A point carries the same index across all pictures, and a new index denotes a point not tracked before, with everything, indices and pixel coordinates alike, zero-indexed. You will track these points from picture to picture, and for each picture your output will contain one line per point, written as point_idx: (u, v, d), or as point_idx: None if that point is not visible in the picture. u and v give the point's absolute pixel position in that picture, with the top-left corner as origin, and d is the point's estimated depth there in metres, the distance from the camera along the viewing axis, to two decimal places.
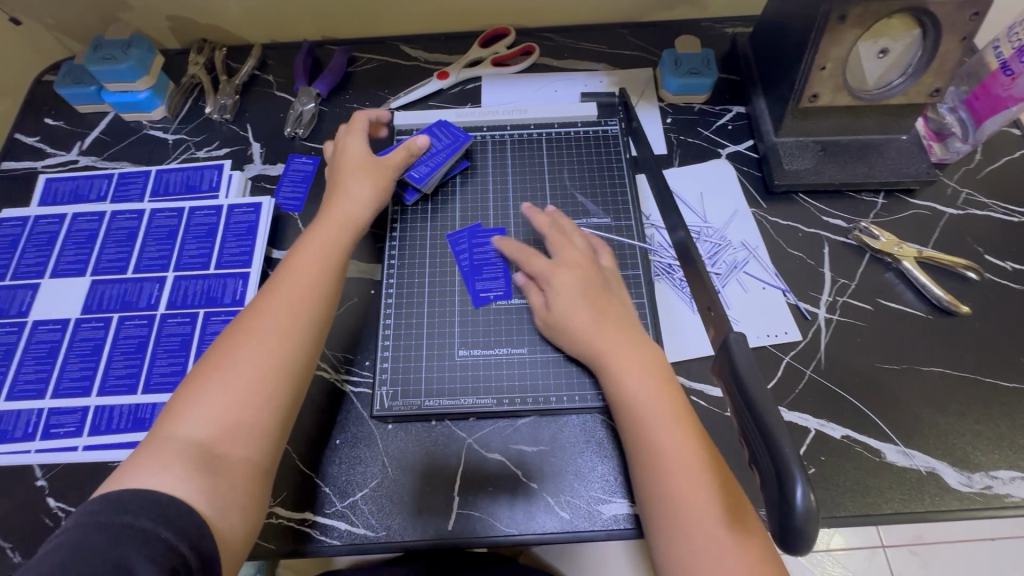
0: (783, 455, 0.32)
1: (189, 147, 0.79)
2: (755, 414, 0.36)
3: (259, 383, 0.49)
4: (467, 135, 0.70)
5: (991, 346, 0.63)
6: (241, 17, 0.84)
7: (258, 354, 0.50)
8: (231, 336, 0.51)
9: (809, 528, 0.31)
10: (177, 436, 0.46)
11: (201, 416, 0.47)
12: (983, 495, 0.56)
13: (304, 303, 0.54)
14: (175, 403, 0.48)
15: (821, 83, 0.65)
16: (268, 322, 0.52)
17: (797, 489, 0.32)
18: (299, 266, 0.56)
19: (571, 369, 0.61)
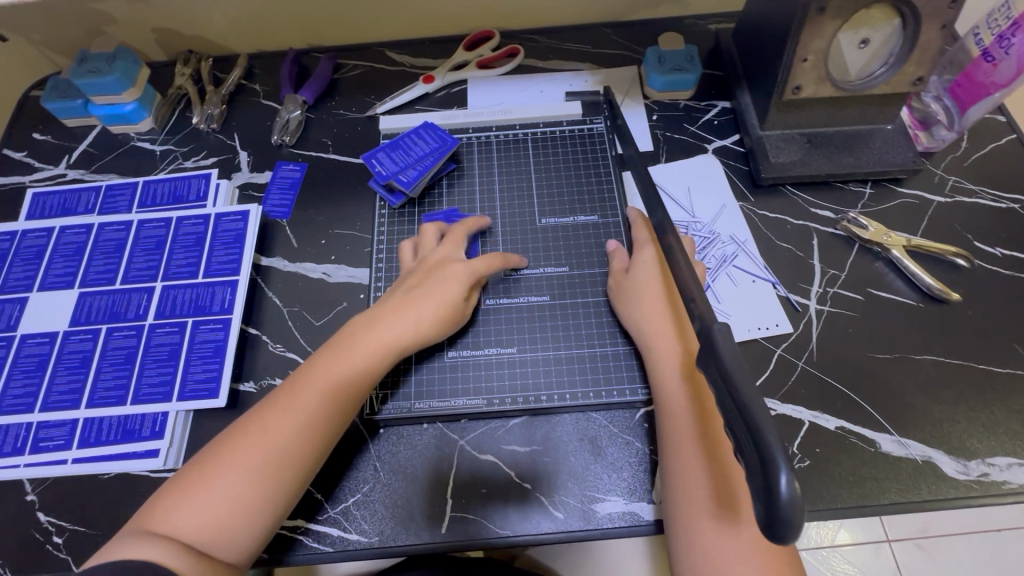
0: (764, 441, 0.31)
1: (177, 158, 0.79)
2: (735, 399, 0.34)
3: (262, 487, 0.50)
4: (454, 139, 0.69)
5: (983, 333, 0.63)
6: (226, 27, 0.84)
7: (272, 454, 0.51)
8: (264, 419, 0.52)
9: (796, 519, 0.30)
10: (188, 497, 0.48)
11: (200, 506, 0.48)
12: (980, 482, 0.56)
13: (332, 406, 0.54)
14: (184, 480, 0.50)
15: (804, 75, 0.65)
16: (294, 422, 0.52)
17: (782, 478, 0.30)
18: (341, 359, 0.56)
19: (560, 368, 0.61)
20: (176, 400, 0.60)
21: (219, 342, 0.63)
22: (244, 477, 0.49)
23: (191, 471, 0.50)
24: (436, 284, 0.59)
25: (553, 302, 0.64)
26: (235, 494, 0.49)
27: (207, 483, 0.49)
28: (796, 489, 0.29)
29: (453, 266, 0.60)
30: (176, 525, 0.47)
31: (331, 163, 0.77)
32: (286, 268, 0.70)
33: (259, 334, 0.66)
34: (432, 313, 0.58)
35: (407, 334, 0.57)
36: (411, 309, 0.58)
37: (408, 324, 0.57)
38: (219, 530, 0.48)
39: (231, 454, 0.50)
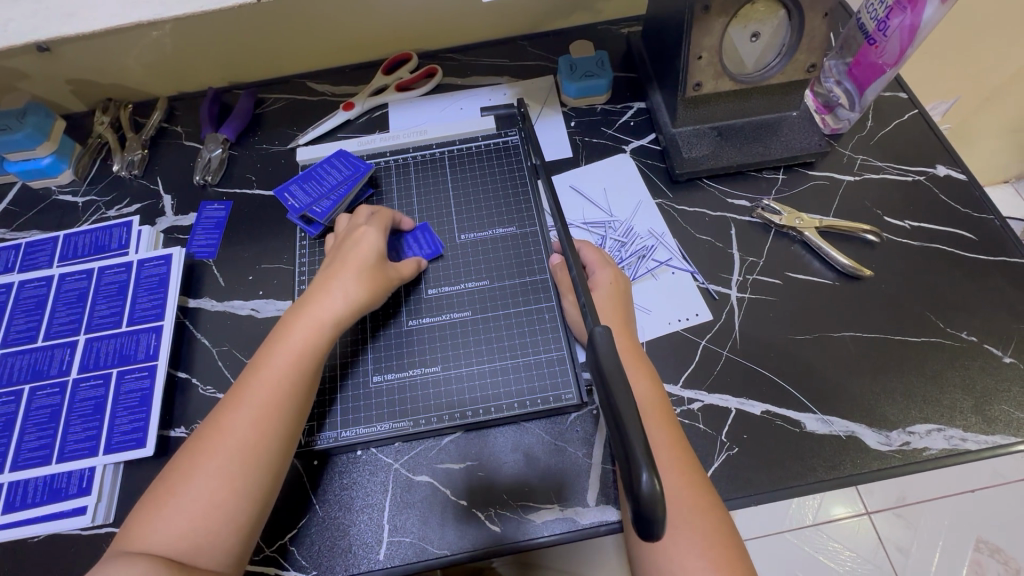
0: (630, 444, 0.33)
1: (100, 208, 0.79)
2: (610, 408, 0.36)
3: (233, 478, 0.49)
4: (367, 164, 0.71)
5: (896, 304, 0.64)
6: (141, 72, 0.84)
7: (234, 445, 0.49)
8: (218, 417, 0.51)
9: (659, 514, 0.32)
10: (158, 517, 0.47)
11: (172, 514, 0.47)
12: (902, 451, 0.57)
13: (284, 388, 0.52)
14: (153, 495, 0.49)
15: (702, 72, 0.67)
16: (248, 412, 0.51)
17: (642, 477, 0.32)
18: (284, 342, 0.54)
19: (490, 375, 0.62)
20: (103, 454, 0.59)
21: (145, 391, 0.62)
22: (212, 473, 0.48)
23: (158, 486, 0.49)
24: (351, 249, 0.61)
25: (475, 317, 0.65)
26: (206, 493, 0.48)
27: (176, 489, 0.48)
28: (656, 487, 0.32)
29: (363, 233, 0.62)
30: (153, 537, 0.46)
31: (255, 199, 0.77)
32: (214, 308, 0.70)
33: (189, 378, 0.66)
34: (359, 279, 0.58)
35: (345, 304, 0.57)
36: (334, 283, 0.58)
37: (336, 296, 0.57)
38: (199, 531, 0.47)
39: (194, 457, 0.49)
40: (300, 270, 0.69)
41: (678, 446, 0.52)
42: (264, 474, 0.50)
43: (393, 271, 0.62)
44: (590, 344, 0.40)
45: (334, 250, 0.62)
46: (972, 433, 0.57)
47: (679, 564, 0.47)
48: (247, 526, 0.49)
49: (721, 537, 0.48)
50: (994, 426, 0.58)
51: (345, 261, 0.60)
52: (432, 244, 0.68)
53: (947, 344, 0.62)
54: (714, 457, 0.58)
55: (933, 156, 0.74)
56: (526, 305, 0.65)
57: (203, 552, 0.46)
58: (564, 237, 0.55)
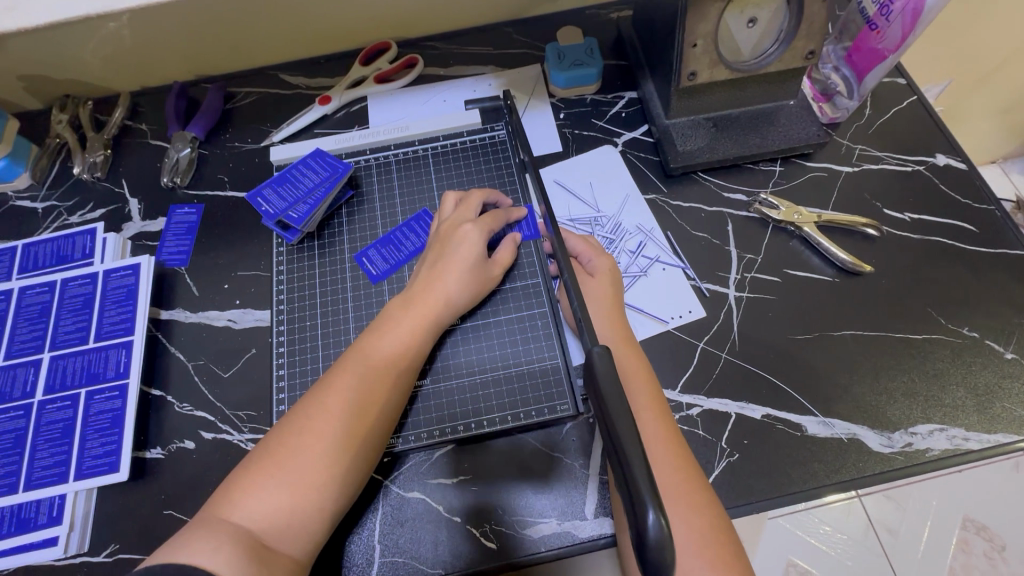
0: (634, 479, 0.31)
1: (62, 214, 0.74)
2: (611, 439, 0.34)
3: (330, 466, 0.48)
4: (345, 165, 0.67)
5: (897, 300, 0.63)
6: (100, 67, 0.79)
7: (333, 431, 0.49)
8: (320, 399, 0.51)
9: (669, 555, 0.29)
10: (239, 511, 0.45)
11: (265, 493, 0.46)
12: (904, 453, 0.56)
13: (394, 381, 0.54)
14: (244, 470, 0.48)
15: (697, 61, 0.64)
16: (347, 407, 0.51)
17: (649, 515, 0.30)
18: (387, 341, 0.55)
19: (492, 386, 0.60)
20: (74, 480, 0.56)
21: (117, 412, 0.59)
22: (310, 457, 0.48)
23: (250, 461, 0.48)
24: (461, 248, 0.60)
25: (466, 324, 0.63)
26: (303, 476, 0.47)
27: (274, 467, 0.47)
28: (663, 524, 0.30)
29: (471, 233, 0.60)
30: (244, 515, 0.45)
31: (227, 201, 0.73)
32: (188, 319, 0.66)
33: (163, 395, 0.62)
34: (468, 275, 0.59)
35: (452, 299, 0.58)
36: (445, 277, 0.58)
37: (443, 292, 0.58)
38: (287, 516, 0.46)
39: (292, 437, 0.49)
40: (277, 278, 0.66)
41: (672, 442, 0.50)
42: (359, 466, 0.50)
43: (495, 269, 0.61)
44: (590, 367, 0.38)
45: (436, 242, 0.62)
46: (974, 432, 0.56)
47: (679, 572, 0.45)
48: (331, 517, 0.48)
49: (717, 533, 0.47)
50: (996, 425, 0.57)
51: (462, 254, 0.60)
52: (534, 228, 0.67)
53: (949, 341, 0.60)
54: (714, 464, 0.56)
55: (933, 145, 0.72)
56: (518, 310, 0.63)
57: (287, 538, 0.46)
58: (554, 237, 0.54)
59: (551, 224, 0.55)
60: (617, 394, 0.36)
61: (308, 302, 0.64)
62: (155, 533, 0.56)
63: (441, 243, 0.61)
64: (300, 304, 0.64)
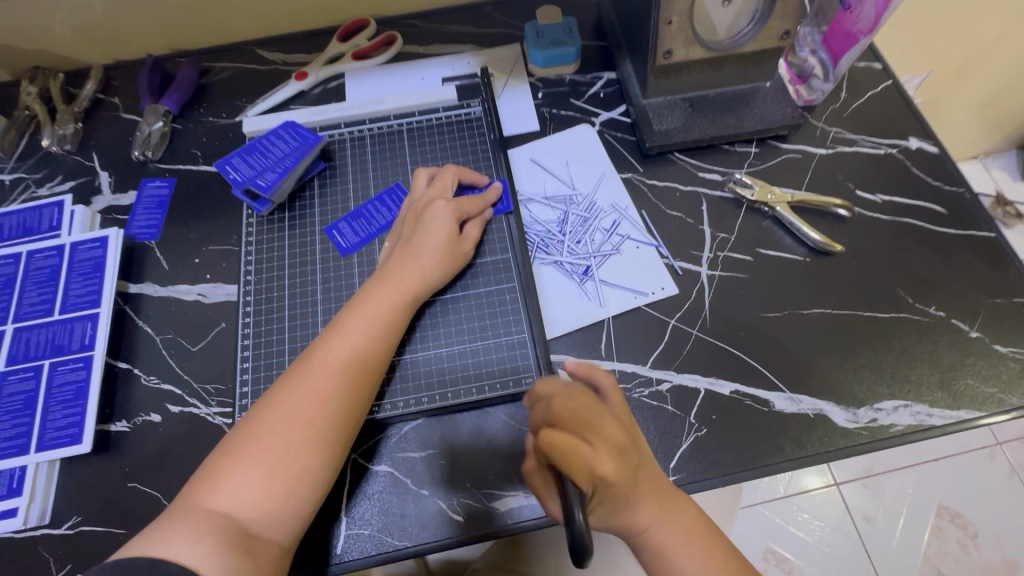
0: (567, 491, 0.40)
1: (29, 186, 0.73)
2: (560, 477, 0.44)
3: (313, 450, 0.48)
4: (317, 136, 0.66)
5: (866, 280, 0.63)
6: (70, 38, 0.77)
7: (314, 415, 0.49)
8: (296, 383, 0.50)
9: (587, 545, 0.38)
10: (216, 505, 0.45)
11: (246, 481, 0.46)
12: (869, 428, 0.57)
13: (372, 361, 0.53)
14: (218, 459, 0.48)
15: (672, 39, 0.64)
16: (318, 388, 0.50)
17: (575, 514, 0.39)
18: (360, 321, 0.54)
19: (466, 361, 0.60)
20: (35, 452, 0.55)
21: (81, 383, 0.58)
22: (291, 443, 0.48)
23: (226, 449, 0.48)
24: (432, 226, 0.60)
25: (437, 299, 0.62)
26: (284, 462, 0.47)
27: (253, 455, 0.47)
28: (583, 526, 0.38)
29: (442, 210, 0.60)
30: (222, 505, 0.45)
31: (199, 176, 0.72)
32: (157, 293, 0.66)
33: (130, 368, 0.62)
34: (444, 253, 0.59)
35: (429, 277, 0.58)
36: (417, 256, 0.58)
37: (416, 272, 0.58)
38: (272, 502, 0.46)
39: (271, 421, 0.49)
40: (247, 251, 0.65)
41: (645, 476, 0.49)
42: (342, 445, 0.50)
43: (467, 245, 0.62)
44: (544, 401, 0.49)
45: (408, 216, 0.62)
46: (938, 408, 0.57)
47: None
48: (317, 498, 0.49)
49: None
50: (959, 401, 0.57)
51: (436, 232, 0.60)
52: (506, 202, 0.67)
53: (916, 320, 0.61)
54: (683, 437, 0.57)
55: (907, 129, 0.73)
56: (489, 286, 0.63)
57: (272, 523, 0.46)
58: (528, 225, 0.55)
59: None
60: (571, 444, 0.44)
61: (277, 276, 0.63)
62: (119, 505, 0.55)
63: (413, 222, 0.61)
64: (269, 276, 0.63)
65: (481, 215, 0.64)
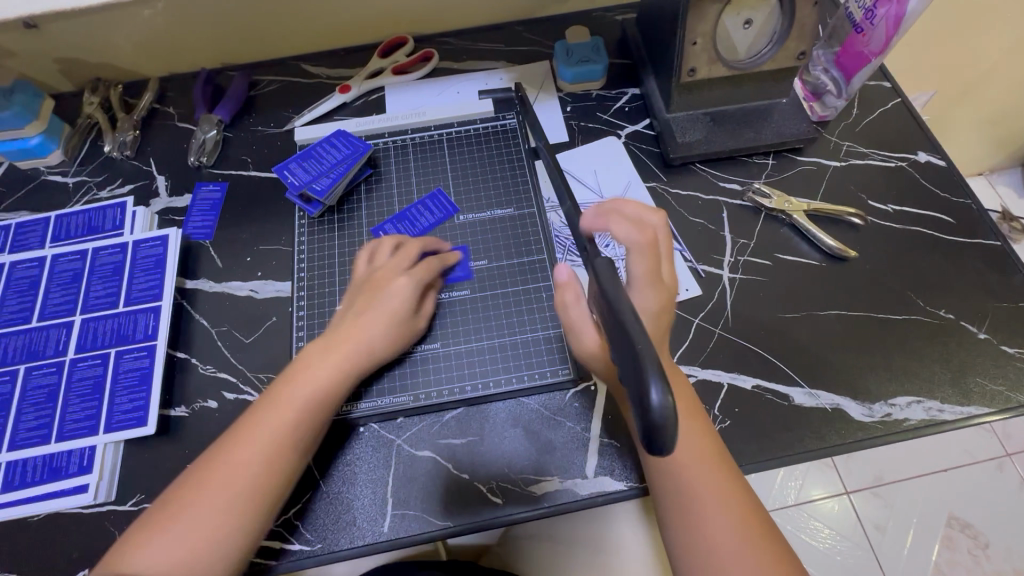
0: (639, 358, 0.31)
1: (91, 189, 0.78)
2: (614, 319, 0.36)
3: (230, 517, 0.49)
4: (367, 144, 0.71)
5: (879, 284, 0.67)
6: (131, 52, 0.83)
7: (241, 483, 0.50)
8: (232, 446, 0.51)
9: (669, 429, 0.30)
10: (133, 567, 0.47)
11: (165, 548, 0.47)
12: (884, 422, 0.60)
13: (291, 438, 0.52)
14: (158, 514, 0.49)
15: (696, 58, 0.69)
16: (260, 455, 0.51)
17: (653, 392, 0.30)
18: (301, 391, 0.54)
19: (500, 354, 0.63)
20: (103, 433, 0.59)
21: (144, 370, 0.62)
22: (218, 504, 0.49)
23: (165, 503, 0.50)
24: (385, 299, 0.59)
25: (474, 295, 0.66)
26: (208, 525, 0.48)
27: (178, 517, 0.49)
28: (667, 401, 0.30)
29: (398, 282, 0.59)
30: (137, 567, 0.47)
31: (250, 181, 0.77)
32: (212, 289, 0.70)
33: (188, 358, 0.66)
34: (382, 326, 0.58)
35: (364, 345, 0.57)
36: (367, 326, 0.58)
37: (367, 343, 0.57)
38: (183, 568, 0.47)
39: (204, 482, 0.50)
40: (298, 252, 0.69)
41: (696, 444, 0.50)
42: (258, 517, 0.50)
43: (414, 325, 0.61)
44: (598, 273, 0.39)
45: (364, 285, 0.61)
46: (949, 404, 0.61)
47: (704, 535, 0.46)
48: (235, 564, 0.49)
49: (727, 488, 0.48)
50: (970, 398, 0.61)
51: (371, 305, 0.59)
52: (467, 269, 0.67)
53: (927, 321, 0.65)
54: None
55: (916, 144, 0.77)
56: (525, 283, 0.67)
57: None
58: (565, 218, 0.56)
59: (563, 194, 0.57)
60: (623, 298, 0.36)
61: (327, 274, 0.68)
62: None
63: (366, 289, 0.60)
64: (320, 274, 0.68)
65: (435, 284, 0.65)
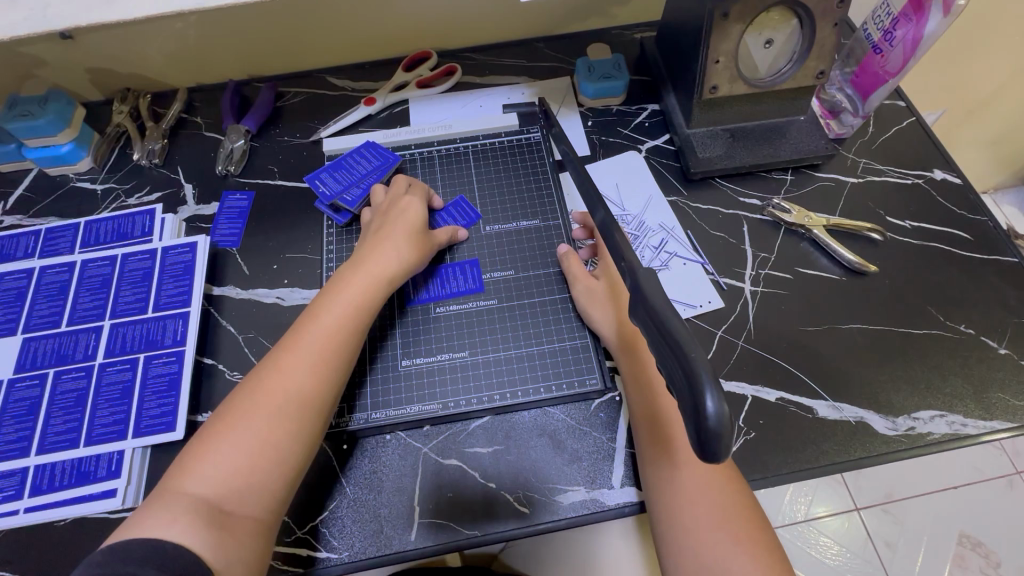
0: (691, 367, 0.33)
1: (119, 196, 0.79)
2: (659, 327, 0.37)
3: (284, 426, 0.51)
4: (395, 155, 0.74)
5: (899, 298, 0.68)
6: (162, 63, 0.85)
7: (292, 388, 0.53)
8: (267, 366, 0.54)
9: (725, 438, 0.31)
10: (186, 490, 0.47)
11: (218, 462, 0.49)
12: (908, 436, 0.60)
13: (338, 341, 0.56)
14: (197, 443, 0.50)
15: (719, 76, 0.70)
16: (306, 359, 0.54)
17: (708, 401, 0.31)
18: (340, 297, 0.59)
19: (528, 364, 0.64)
20: (132, 438, 0.60)
21: (173, 375, 0.63)
22: (264, 420, 0.51)
23: (207, 427, 0.51)
24: (399, 216, 0.66)
25: (501, 305, 0.67)
26: (258, 436, 0.50)
27: (227, 433, 0.50)
28: (723, 411, 0.31)
29: (407, 202, 0.67)
30: (195, 485, 0.47)
31: (277, 190, 0.78)
32: (239, 296, 0.71)
33: (215, 364, 0.66)
34: (407, 243, 0.64)
35: (396, 262, 0.62)
36: (390, 243, 0.63)
37: (391, 258, 0.62)
38: (241, 479, 0.49)
39: (248, 400, 0.52)
40: (326, 258, 0.71)
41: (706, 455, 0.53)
42: (314, 425, 0.53)
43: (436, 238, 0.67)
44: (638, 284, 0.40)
45: (377, 216, 0.67)
46: (972, 419, 0.61)
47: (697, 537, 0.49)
48: (292, 475, 0.51)
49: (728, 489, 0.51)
50: (992, 413, 0.61)
51: (393, 227, 0.65)
52: (477, 279, 0.69)
53: (948, 336, 0.66)
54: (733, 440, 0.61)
55: (931, 162, 0.78)
56: (550, 295, 0.68)
57: (246, 501, 0.48)
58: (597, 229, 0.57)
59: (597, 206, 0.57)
60: (669, 309, 0.37)
61: None
62: None
63: (381, 217, 0.67)
64: None
65: (456, 234, 0.70)
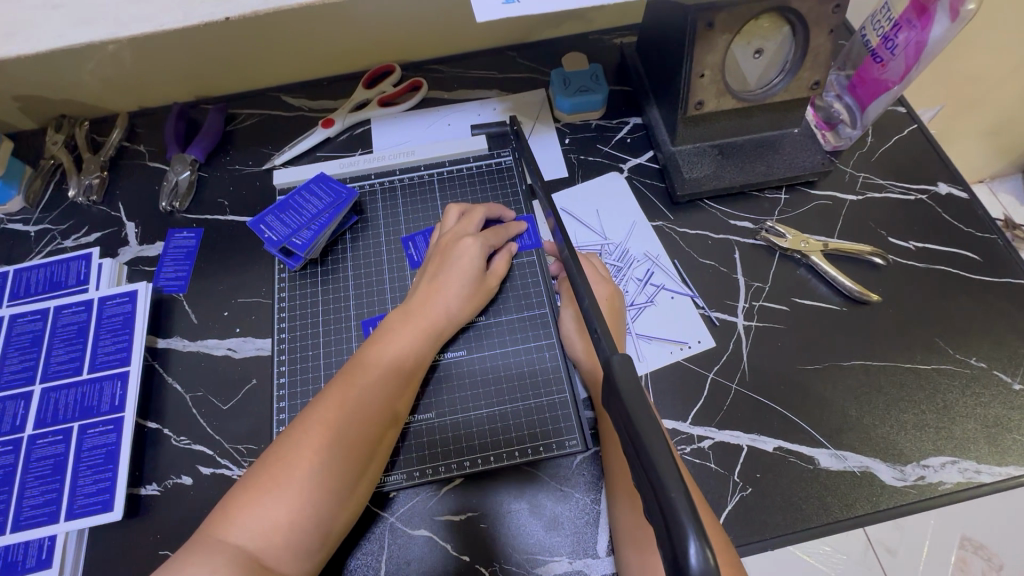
0: (670, 506, 0.28)
1: (55, 238, 0.72)
2: (634, 443, 0.32)
3: (336, 480, 0.47)
4: (349, 190, 0.67)
5: (904, 328, 0.63)
6: (98, 88, 0.77)
7: (344, 439, 0.48)
8: (318, 409, 0.49)
9: None
10: (226, 541, 0.43)
11: (265, 513, 0.44)
12: (918, 486, 0.56)
13: (391, 392, 0.53)
14: (245, 486, 0.46)
15: (704, 90, 0.63)
16: (362, 408, 0.50)
17: (690, 552, 0.27)
18: (396, 343, 0.55)
19: (514, 419, 0.59)
20: (64, 520, 0.54)
21: (111, 447, 0.57)
22: (315, 469, 0.46)
23: (257, 468, 0.47)
24: (463, 255, 0.61)
25: (470, 356, 0.62)
26: (309, 489, 0.46)
27: (277, 484, 0.45)
28: (708, 561, 0.26)
29: (466, 243, 0.61)
30: (240, 535, 0.43)
31: (228, 226, 0.72)
32: (186, 348, 0.65)
33: (160, 429, 0.60)
34: (467, 290, 0.60)
35: (447, 311, 0.59)
36: (445, 291, 0.59)
37: (444, 306, 0.58)
38: (286, 533, 0.44)
39: (298, 445, 0.47)
40: (280, 306, 0.65)
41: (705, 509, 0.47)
42: (359, 483, 0.49)
43: (492, 280, 0.62)
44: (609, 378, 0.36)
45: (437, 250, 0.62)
46: (985, 465, 0.56)
47: None
48: (332, 532, 0.47)
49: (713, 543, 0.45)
50: (1007, 457, 0.57)
51: (453, 265, 0.60)
52: None
53: (958, 371, 0.61)
54: (727, 499, 0.55)
55: (936, 174, 0.73)
56: (530, 341, 0.63)
57: (286, 556, 0.44)
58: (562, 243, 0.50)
59: (560, 232, 0.51)
60: (647, 418, 0.33)
61: (311, 329, 0.64)
62: None
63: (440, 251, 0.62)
64: (303, 333, 0.63)
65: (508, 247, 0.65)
